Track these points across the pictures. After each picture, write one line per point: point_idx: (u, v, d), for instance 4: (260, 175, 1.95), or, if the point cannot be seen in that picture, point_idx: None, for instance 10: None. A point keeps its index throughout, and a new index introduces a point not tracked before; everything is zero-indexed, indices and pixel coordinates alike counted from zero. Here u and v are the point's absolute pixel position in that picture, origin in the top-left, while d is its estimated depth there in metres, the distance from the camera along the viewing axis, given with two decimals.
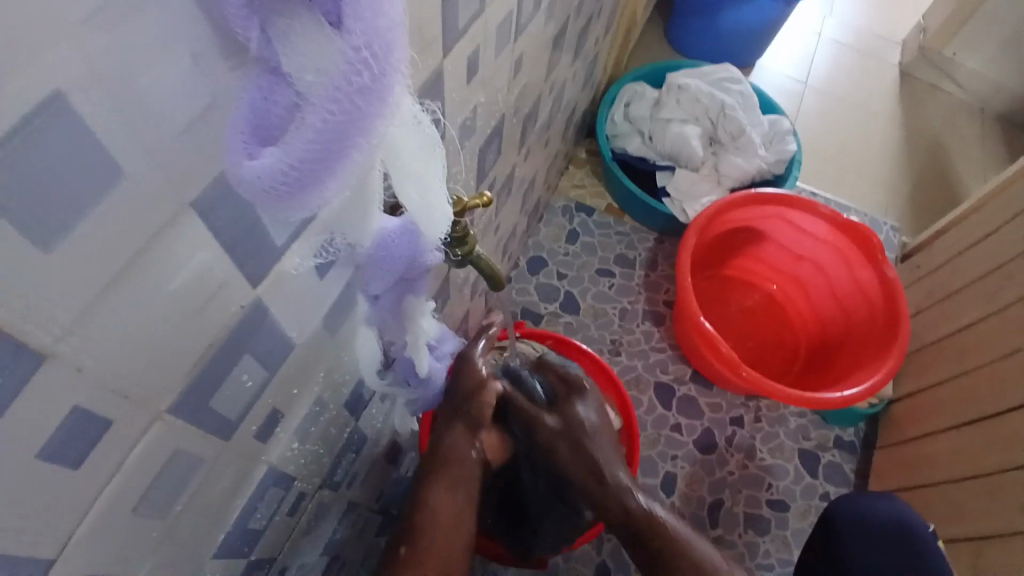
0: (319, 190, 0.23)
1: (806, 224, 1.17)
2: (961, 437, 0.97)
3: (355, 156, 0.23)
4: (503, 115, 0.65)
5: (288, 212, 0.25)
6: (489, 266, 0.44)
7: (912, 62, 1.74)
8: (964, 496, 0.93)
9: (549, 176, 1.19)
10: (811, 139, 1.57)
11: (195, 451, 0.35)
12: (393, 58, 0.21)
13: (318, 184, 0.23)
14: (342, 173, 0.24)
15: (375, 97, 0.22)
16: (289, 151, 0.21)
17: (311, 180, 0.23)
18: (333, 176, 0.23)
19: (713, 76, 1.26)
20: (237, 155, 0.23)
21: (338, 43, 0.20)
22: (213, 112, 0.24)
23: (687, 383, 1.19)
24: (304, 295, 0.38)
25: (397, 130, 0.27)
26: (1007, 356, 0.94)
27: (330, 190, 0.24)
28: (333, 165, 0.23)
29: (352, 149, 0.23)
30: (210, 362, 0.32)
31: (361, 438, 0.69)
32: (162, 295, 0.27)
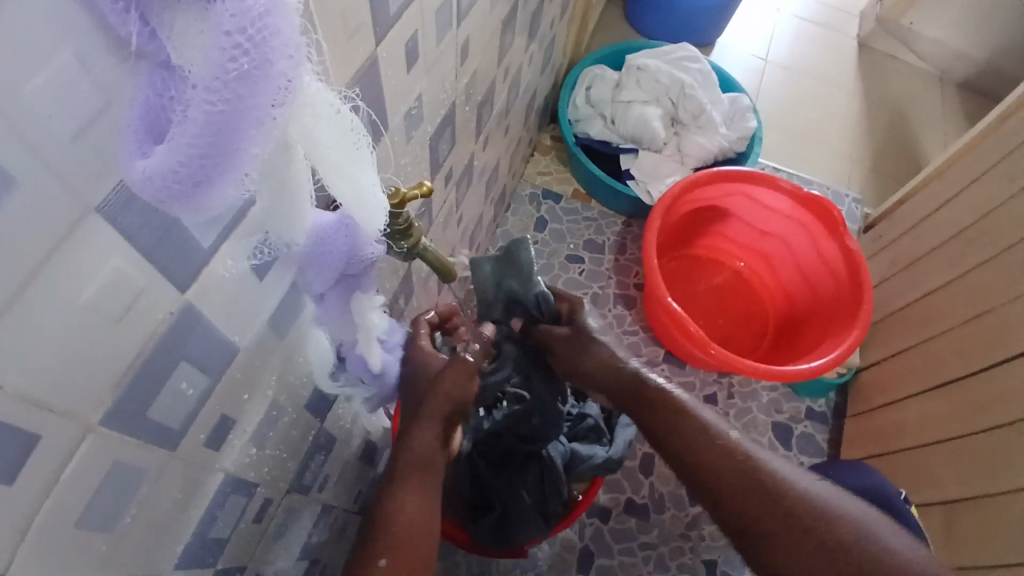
0: (218, 183, 0.24)
1: (769, 200, 1.18)
2: (928, 402, 0.99)
3: (250, 146, 0.23)
4: (453, 103, 0.64)
5: (193, 210, 0.25)
6: (435, 256, 0.44)
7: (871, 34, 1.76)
8: (933, 461, 0.96)
9: (514, 163, 1.18)
10: (774, 114, 1.58)
11: (138, 461, 0.34)
12: (272, 39, 0.21)
13: (215, 177, 0.23)
14: (241, 164, 0.24)
15: (259, 83, 0.21)
16: (175, 146, 0.22)
17: (205, 174, 0.23)
18: (231, 168, 0.23)
19: (671, 55, 1.26)
20: (135, 153, 0.23)
21: (210, 30, 0.20)
22: (111, 113, 0.23)
23: (661, 364, 1.20)
24: (241, 296, 0.36)
25: (308, 119, 0.26)
26: (970, 320, 0.96)
27: (231, 181, 0.24)
28: (226, 157, 0.23)
29: (243, 139, 0.23)
30: (142, 367, 0.31)
31: (329, 440, 0.68)
32: (75, 303, 0.25)
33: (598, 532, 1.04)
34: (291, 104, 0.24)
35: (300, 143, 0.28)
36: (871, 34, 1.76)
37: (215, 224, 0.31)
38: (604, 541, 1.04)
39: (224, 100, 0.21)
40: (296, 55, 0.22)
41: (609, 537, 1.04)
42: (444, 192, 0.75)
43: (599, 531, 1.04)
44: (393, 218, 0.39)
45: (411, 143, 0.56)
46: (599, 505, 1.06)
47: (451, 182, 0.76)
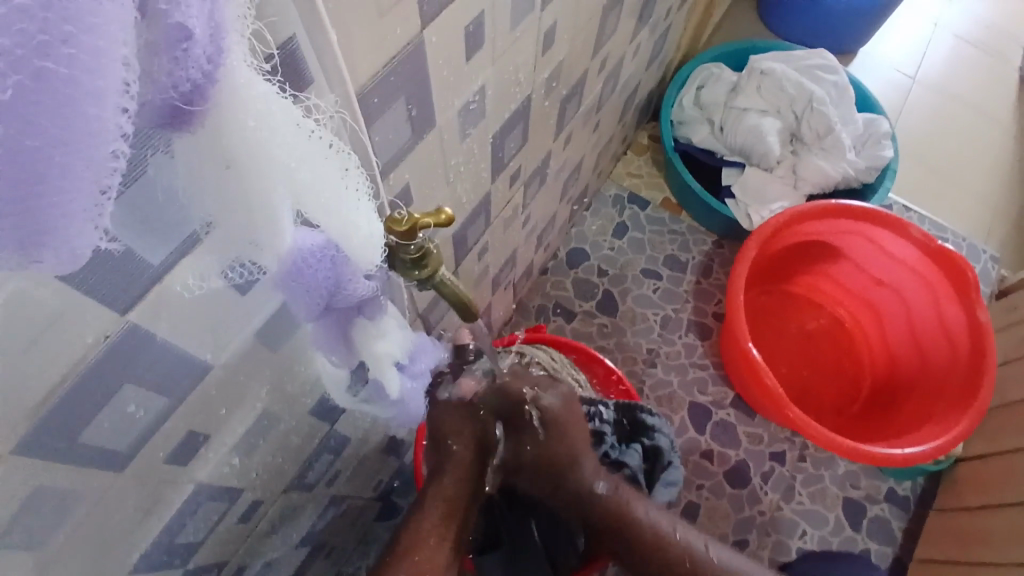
0: (61, 231, 0.17)
1: (892, 247, 1.01)
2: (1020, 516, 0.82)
3: (95, 173, 0.16)
4: (528, 97, 0.55)
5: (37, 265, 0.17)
6: (455, 291, 0.37)
7: None
8: None
9: (601, 160, 1.08)
10: (914, 143, 1.36)
11: (70, 484, 0.30)
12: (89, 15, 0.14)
13: (47, 224, 0.16)
14: (90, 202, 0.17)
15: (79, 82, 0.15)
16: None
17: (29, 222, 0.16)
18: (73, 210, 0.16)
19: (804, 62, 1.09)
20: None
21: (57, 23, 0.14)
22: None
23: (727, 408, 1.07)
24: (212, 312, 0.31)
25: (249, 128, 0.20)
26: None
27: (88, 228, 0.17)
28: (52, 196, 0.16)
29: (76, 166, 0.16)
30: (70, 393, 0.26)
31: (344, 442, 0.63)
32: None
33: None
34: (173, 103, 0.18)
35: (250, 162, 0.21)
36: None
37: (165, 237, 0.24)
38: None
39: (21, 112, 0.14)
40: (169, 41, 0.17)
41: None
42: (508, 193, 0.67)
43: (622, 573, 0.95)
44: (403, 246, 0.32)
45: (467, 140, 0.48)
46: None
47: (517, 181, 0.68)
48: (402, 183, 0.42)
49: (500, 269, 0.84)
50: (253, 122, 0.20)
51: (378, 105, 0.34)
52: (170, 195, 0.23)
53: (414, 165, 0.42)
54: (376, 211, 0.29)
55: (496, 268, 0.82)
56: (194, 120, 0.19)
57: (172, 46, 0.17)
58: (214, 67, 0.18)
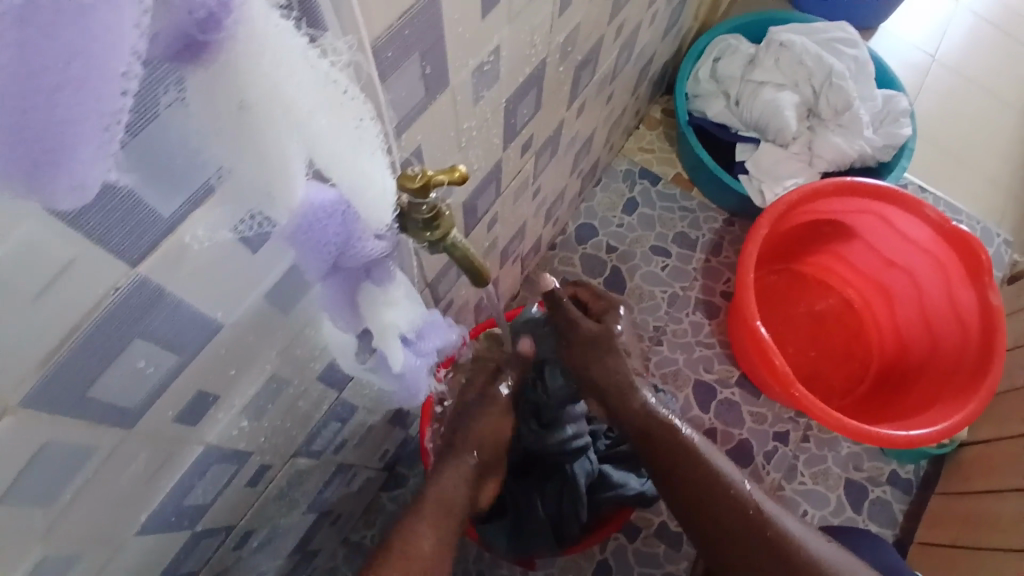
0: (72, 153, 0.16)
1: (907, 227, 0.99)
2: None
3: (110, 94, 0.16)
4: (543, 62, 0.54)
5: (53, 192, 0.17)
6: (467, 255, 0.36)
7: None
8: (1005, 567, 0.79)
9: (613, 133, 1.06)
10: (931, 123, 1.33)
11: (80, 442, 0.29)
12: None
13: (58, 144, 0.16)
14: (103, 124, 0.17)
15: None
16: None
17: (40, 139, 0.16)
18: (85, 130, 0.16)
19: (824, 35, 1.06)
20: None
21: None
22: None
23: (732, 386, 1.07)
24: (224, 270, 0.30)
25: (269, 69, 0.20)
26: None
27: (100, 151, 0.17)
28: (63, 113, 0.15)
29: (90, 82, 0.15)
30: (82, 345, 0.26)
31: (351, 410, 0.62)
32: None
33: (621, 547, 0.96)
34: (186, 29, 0.18)
35: (266, 107, 0.20)
36: None
37: (178, 187, 0.24)
38: (626, 560, 0.96)
39: (37, 19, 0.14)
40: None
41: (632, 556, 0.96)
42: (519, 163, 0.66)
43: (623, 547, 0.96)
44: (415, 206, 0.31)
45: (480, 105, 0.47)
46: (632, 522, 0.97)
47: (529, 151, 0.66)
48: (414, 146, 0.41)
49: (509, 241, 0.83)
50: (268, 63, 0.20)
51: (392, 60, 0.33)
52: (181, 140, 0.22)
53: (426, 127, 0.41)
54: (389, 170, 0.28)
55: (505, 240, 0.81)
56: (207, 54, 0.18)
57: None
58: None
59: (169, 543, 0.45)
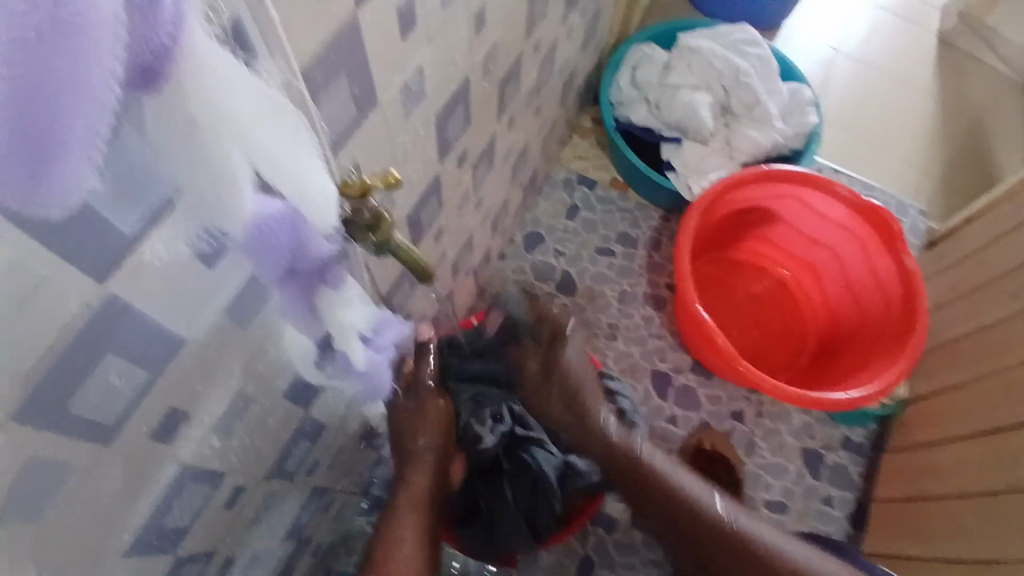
0: (64, 153, 0.19)
1: (824, 207, 1.08)
2: (971, 446, 0.90)
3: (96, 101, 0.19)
4: (466, 79, 0.59)
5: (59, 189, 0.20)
6: (411, 256, 0.40)
7: (951, 31, 1.59)
8: (967, 513, 0.85)
9: (548, 145, 1.12)
10: (838, 110, 1.45)
11: (63, 459, 0.31)
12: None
13: (52, 153, 0.19)
14: (89, 128, 0.19)
15: (84, 22, 0.17)
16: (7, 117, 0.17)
17: (39, 144, 0.18)
18: (75, 134, 0.19)
19: (728, 37, 1.16)
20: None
21: None
22: None
23: (687, 372, 1.13)
24: (182, 284, 0.33)
25: (220, 93, 0.23)
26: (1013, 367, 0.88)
27: (87, 154, 0.20)
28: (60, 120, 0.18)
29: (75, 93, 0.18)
30: (58, 361, 0.28)
31: (319, 427, 0.64)
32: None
33: (601, 541, 0.99)
34: (143, 60, 0.21)
35: (213, 122, 0.24)
36: (949, 33, 1.60)
37: (135, 206, 0.27)
38: (607, 550, 0.99)
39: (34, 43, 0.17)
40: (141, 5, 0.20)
41: (614, 548, 0.99)
42: (457, 176, 0.70)
43: (603, 540, 1.00)
44: (357, 212, 0.36)
45: (411, 119, 0.51)
46: (607, 513, 1.01)
47: (465, 163, 0.71)
48: (352, 161, 0.44)
49: (458, 253, 0.87)
50: (210, 81, 0.23)
51: (322, 82, 0.37)
52: (140, 163, 0.26)
53: (362, 144, 0.45)
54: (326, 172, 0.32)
55: (454, 252, 0.85)
56: (160, 79, 0.22)
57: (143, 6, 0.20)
58: (177, 28, 0.21)
59: (150, 570, 0.46)
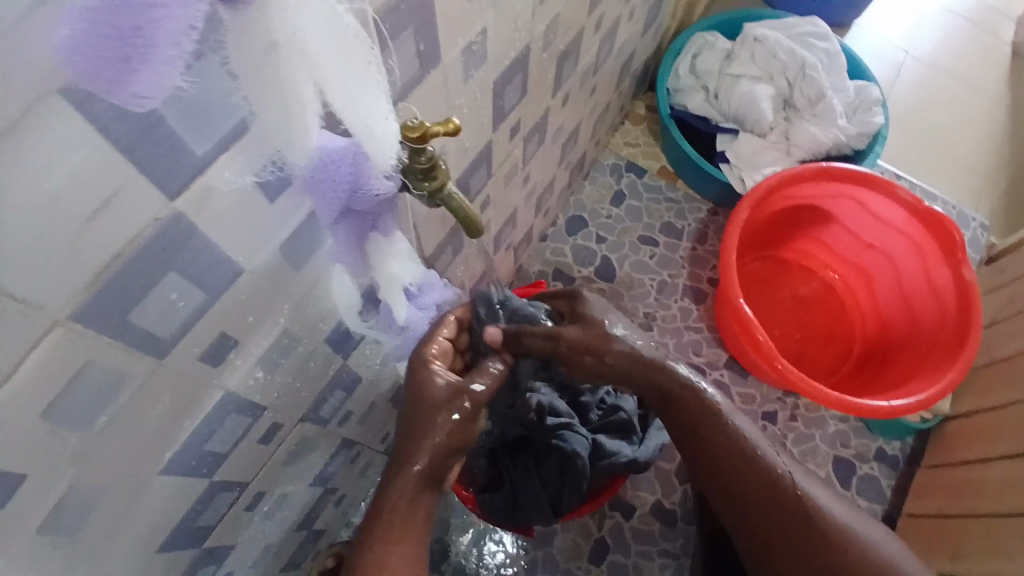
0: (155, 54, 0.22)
1: (882, 210, 1.04)
2: (1012, 466, 0.86)
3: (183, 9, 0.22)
4: (526, 48, 0.58)
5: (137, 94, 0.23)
6: (463, 208, 0.40)
7: None
8: (1001, 533, 0.82)
9: (599, 127, 1.11)
10: (906, 115, 1.39)
11: (118, 365, 0.33)
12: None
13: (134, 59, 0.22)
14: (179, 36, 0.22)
15: None
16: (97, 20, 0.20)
17: (134, 42, 0.21)
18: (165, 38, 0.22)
19: (796, 29, 1.12)
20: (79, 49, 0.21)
21: None
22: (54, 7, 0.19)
23: (720, 368, 1.11)
24: (242, 212, 0.34)
25: (296, 16, 0.25)
26: None
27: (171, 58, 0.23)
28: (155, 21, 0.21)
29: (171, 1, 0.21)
30: (122, 271, 0.29)
31: (354, 380, 0.65)
32: (46, 196, 0.24)
33: (618, 526, 0.99)
34: None
35: (289, 44, 0.25)
36: None
37: (210, 132, 0.28)
38: (623, 537, 0.99)
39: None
40: None
41: (630, 534, 0.99)
42: (508, 147, 0.70)
43: (620, 525, 0.99)
44: (415, 155, 0.36)
45: (470, 83, 0.51)
46: (627, 501, 1.01)
47: (517, 136, 0.71)
48: (410, 116, 0.45)
49: (501, 227, 0.87)
50: (292, 6, 0.24)
51: (389, 31, 0.37)
52: (223, 91, 0.26)
53: (421, 100, 0.45)
54: (393, 113, 0.32)
55: (498, 225, 0.86)
56: None
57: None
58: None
59: (187, 492, 0.48)
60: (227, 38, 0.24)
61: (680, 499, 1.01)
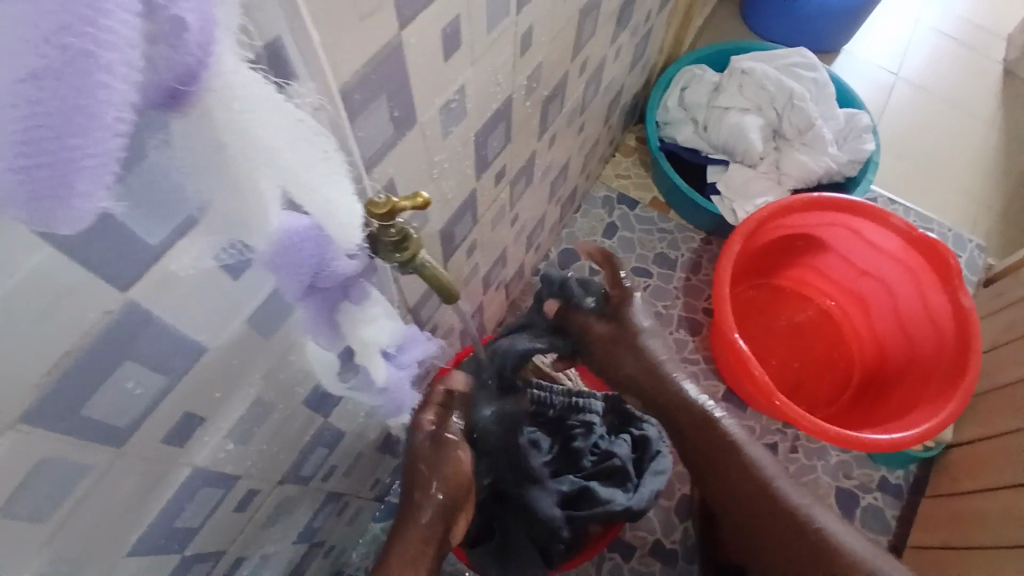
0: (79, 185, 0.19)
1: (876, 237, 1.03)
2: (1012, 497, 0.84)
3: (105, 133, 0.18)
4: (509, 98, 0.58)
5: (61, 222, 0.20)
6: (437, 275, 0.39)
7: (1016, 61, 1.51)
8: (998, 565, 0.80)
9: (589, 161, 1.10)
10: (896, 138, 1.39)
11: (76, 457, 0.32)
12: (105, 4, 0.16)
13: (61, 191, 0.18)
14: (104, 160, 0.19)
15: (98, 58, 0.17)
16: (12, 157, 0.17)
17: (47, 180, 0.18)
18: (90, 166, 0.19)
19: (783, 60, 1.12)
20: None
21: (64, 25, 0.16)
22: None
23: (719, 401, 1.09)
24: (204, 293, 0.32)
25: (247, 117, 0.23)
26: None
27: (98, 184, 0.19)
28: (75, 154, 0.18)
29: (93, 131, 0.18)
30: (75, 367, 0.28)
31: (338, 434, 0.63)
32: None
33: (617, 568, 0.96)
34: (168, 85, 0.21)
35: (239, 144, 0.24)
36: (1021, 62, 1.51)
37: (164, 219, 0.27)
38: None
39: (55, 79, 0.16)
40: (165, 32, 0.19)
41: None
42: (494, 192, 0.69)
43: (619, 567, 0.96)
44: (384, 229, 0.35)
45: (450, 138, 0.51)
46: (626, 541, 0.98)
47: (504, 180, 0.70)
48: (387, 177, 0.44)
49: (491, 267, 0.86)
50: (239, 106, 0.23)
51: (360, 101, 0.36)
52: (167, 179, 0.25)
53: (398, 161, 0.44)
54: (355, 194, 0.32)
55: (487, 266, 0.84)
56: (188, 102, 0.22)
57: (171, 33, 0.20)
58: (206, 53, 0.21)
59: (159, 567, 0.46)
60: (173, 137, 0.23)
61: (681, 537, 0.98)
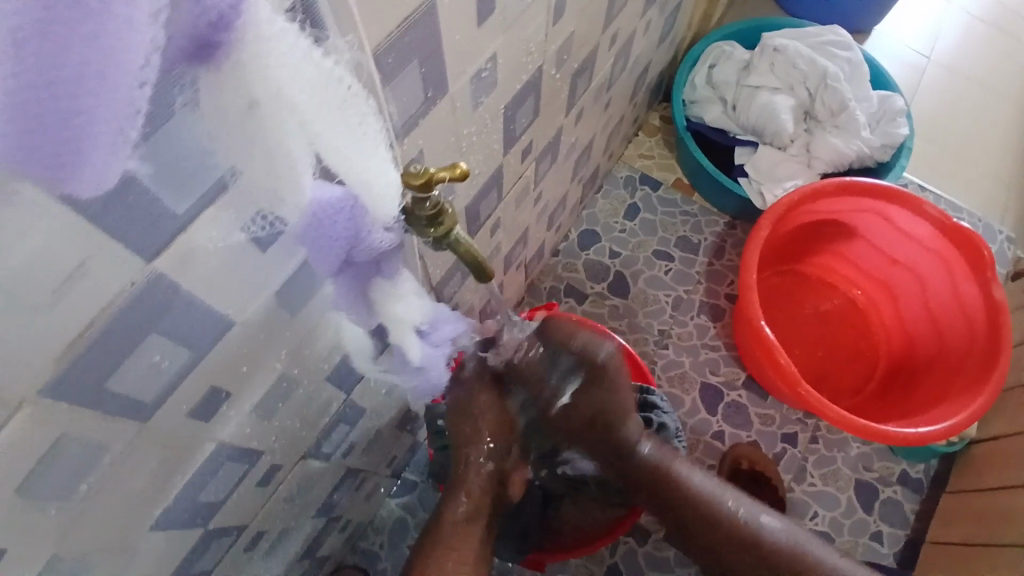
0: (93, 140, 0.19)
1: (908, 225, 1.00)
2: None
3: (123, 89, 0.19)
4: (538, 70, 0.55)
5: (87, 174, 0.21)
6: (471, 251, 0.37)
7: None
8: None
9: (613, 140, 1.08)
10: (927, 122, 1.34)
11: (96, 436, 0.31)
12: None
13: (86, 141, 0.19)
14: (120, 117, 0.20)
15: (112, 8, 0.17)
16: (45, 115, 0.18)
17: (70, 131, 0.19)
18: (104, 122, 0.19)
19: (816, 38, 1.08)
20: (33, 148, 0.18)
21: None
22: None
23: (738, 388, 1.07)
24: (230, 269, 0.31)
25: (275, 70, 0.24)
26: None
27: (117, 140, 0.20)
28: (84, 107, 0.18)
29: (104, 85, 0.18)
30: (102, 338, 0.27)
31: (358, 413, 0.62)
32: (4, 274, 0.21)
33: (631, 552, 0.96)
34: (196, 36, 0.20)
35: (271, 100, 0.24)
36: None
37: (191, 187, 0.25)
38: (637, 564, 0.95)
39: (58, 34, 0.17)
40: None
41: (644, 560, 0.96)
42: (519, 168, 0.67)
43: (633, 551, 0.96)
44: (419, 202, 0.33)
45: (479, 110, 0.49)
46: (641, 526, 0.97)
47: (529, 157, 0.68)
48: (416, 150, 0.42)
49: (512, 246, 0.84)
50: (273, 62, 0.23)
51: (392, 66, 0.34)
52: (195, 144, 0.24)
53: (427, 132, 0.42)
54: (394, 165, 0.32)
55: (509, 245, 0.83)
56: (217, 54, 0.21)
57: None
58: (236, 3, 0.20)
59: (182, 542, 0.46)
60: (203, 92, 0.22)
61: None
